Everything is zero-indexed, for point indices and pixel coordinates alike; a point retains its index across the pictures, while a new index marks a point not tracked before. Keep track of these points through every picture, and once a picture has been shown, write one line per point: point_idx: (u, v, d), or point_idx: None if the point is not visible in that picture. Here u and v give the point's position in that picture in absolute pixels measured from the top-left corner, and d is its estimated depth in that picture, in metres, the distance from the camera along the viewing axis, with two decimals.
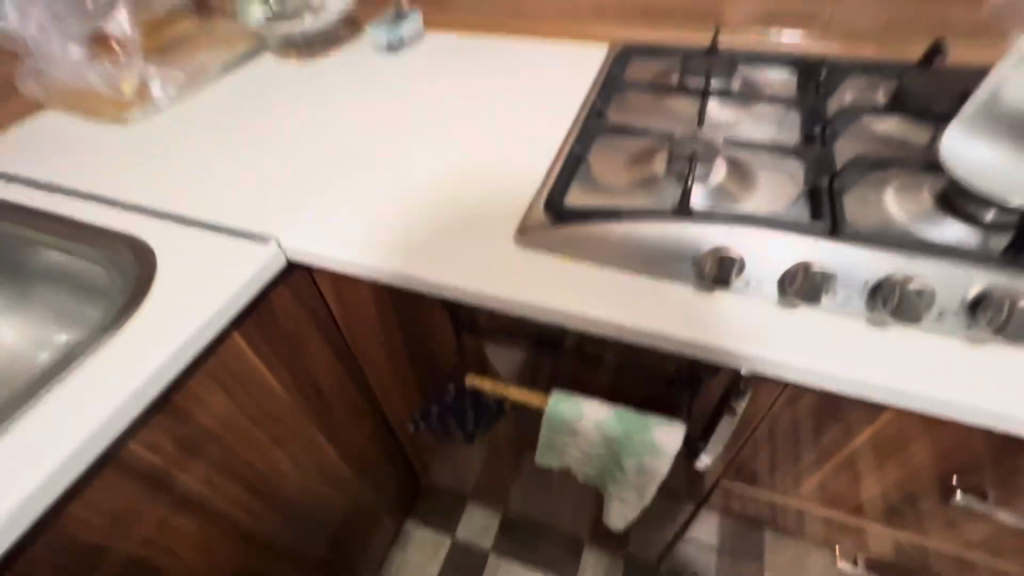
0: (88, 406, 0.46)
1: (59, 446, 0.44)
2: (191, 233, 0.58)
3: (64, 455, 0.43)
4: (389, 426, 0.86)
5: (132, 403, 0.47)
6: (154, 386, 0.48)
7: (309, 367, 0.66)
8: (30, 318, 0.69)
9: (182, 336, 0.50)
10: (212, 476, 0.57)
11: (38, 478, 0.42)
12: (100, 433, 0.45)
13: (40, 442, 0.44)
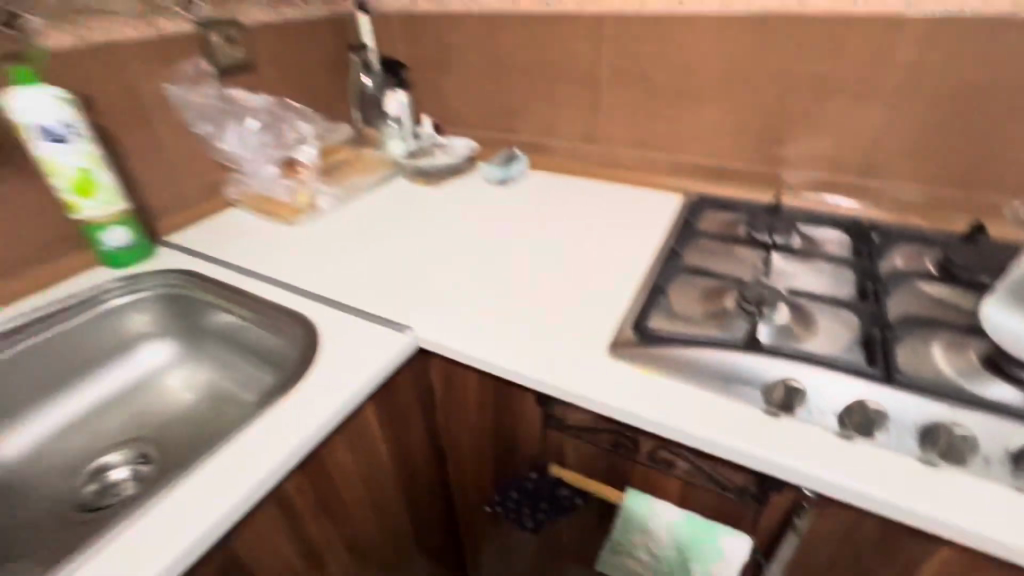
0: (272, 445, 0.57)
1: (245, 480, 0.54)
2: (343, 317, 0.73)
3: (252, 483, 0.53)
4: (451, 504, 0.94)
5: (303, 446, 0.58)
6: (318, 437, 0.59)
7: (407, 440, 0.77)
8: (194, 367, 0.84)
9: (342, 398, 0.62)
10: (324, 531, 0.65)
11: (232, 499, 0.52)
12: (279, 469, 0.55)
13: (225, 481, 0.53)
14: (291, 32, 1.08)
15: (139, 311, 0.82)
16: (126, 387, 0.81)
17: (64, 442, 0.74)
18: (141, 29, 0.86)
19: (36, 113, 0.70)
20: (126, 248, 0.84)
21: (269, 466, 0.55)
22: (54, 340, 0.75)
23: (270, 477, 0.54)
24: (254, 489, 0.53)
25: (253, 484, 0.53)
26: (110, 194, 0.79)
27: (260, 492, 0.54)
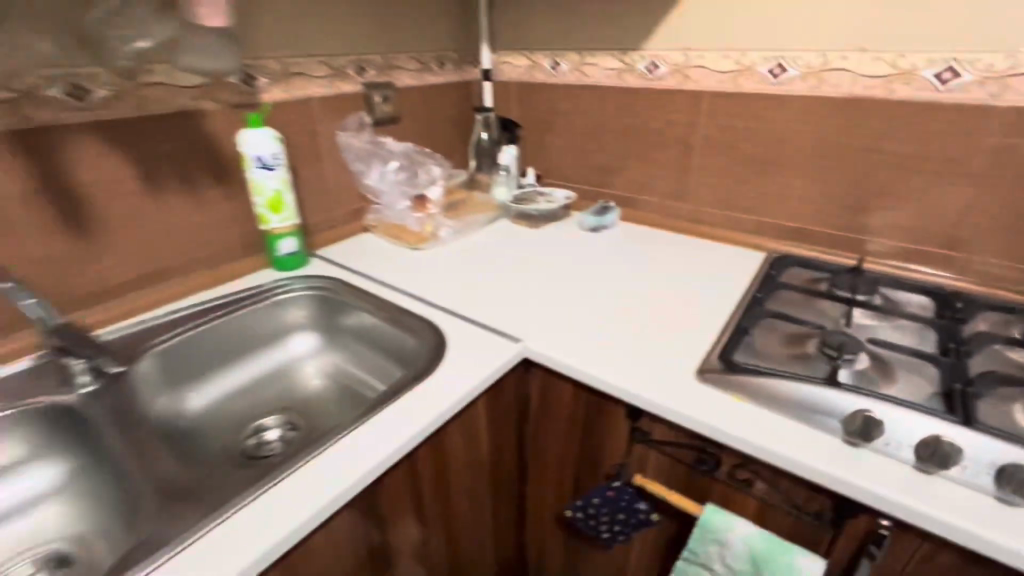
0: (413, 415, 0.69)
1: (395, 439, 0.66)
2: (463, 325, 0.87)
3: (401, 441, 0.66)
4: (524, 510, 1.02)
5: (437, 418, 0.70)
6: (448, 413, 0.71)
7: (502, 440, 0.87)
8: (330, 357, 1.00)
9: (466, 386, 0.74)
10: (434, 505, 0.76)
11: (387, 450, 0.64)
12: (420, 433, 0.67)
13: (380, 437, 0.66)
14: (429, 94, 1.30)
15: (296, 306, 0.99)
16: (276, 367, 0.97)
17: (231, 405, 0.90)
18: (328, 88, 1.08)
19: (255, 148, 0.91)
20: (293, 254, 1.04)
21: (413, 430, 0.67)
22: (236, 321, 0.92)
23: (413, 438, 0.67)
24: (402, 445, 0.65)
25: (402, 441, 0.66)
26: (291, 211, 1.00)
27: (404, 449, 0.66)
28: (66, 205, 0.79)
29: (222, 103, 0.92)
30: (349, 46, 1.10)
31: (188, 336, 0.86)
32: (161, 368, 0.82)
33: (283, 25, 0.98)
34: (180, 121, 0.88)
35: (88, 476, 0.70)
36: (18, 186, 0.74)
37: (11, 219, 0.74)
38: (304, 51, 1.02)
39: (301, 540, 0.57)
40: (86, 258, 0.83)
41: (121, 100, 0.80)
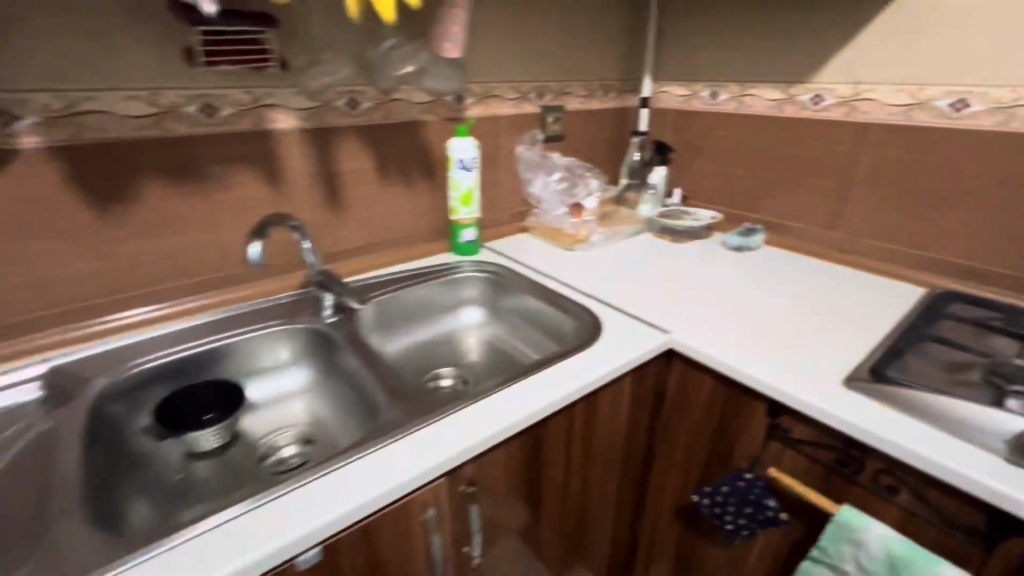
0: (582, 371, 0.82)
1: (569, 384, 0.78)
2: (616, 315, 0.99)
3: (573, 386, 0.78)
4: (642, 495, 1.10)
5: (601, 376, 0.82)
6: (609, 374, 0.83)
7: (637, 421, 0.97)
8: (493, 330, 1.18)
9: (623, 358, 0.85)
10: (577, 460, 0.88)
11: (562, 391, 0.77)
12: (589, 385, 0.79)
13: (556, 381, 0.79)
14: (592, 117, 1.46)
15: (471, 284, 1.19)
16: (450, 331, 1.18)
17: (417, 354, 1.11)
18: (515, 108, 1.28)
19: (458, 153, 1.13)
20: (470, 243, 1.23)
21: (582, 382, 0.79)
22: (428, 288, 1.14)
23: (582, 387, 0.79)
24: (574, 390, 0.78)
25: (575, 387, 0.78)
26: (476, 206, 1.20)
27: (575, 395, 0.78)
28: (330, 186, 1.05)
29: (440, 117, 1.16)
30: (536, 75, 1.29)
31: (395, 294, 1.09)
32: (376, 315, 1.06)
33: (492, 57, 1.19)
34: (410, 128, 1.12)
35: (329, 382, 0.94)
36: (307, 169, 1.01)
37: (299, 192, 1.01)
38: (503, 77, 1.23)
39: (489, 449, 0.70)
40: (334, 227, 1.08)
41: (378, 110, 1.06)
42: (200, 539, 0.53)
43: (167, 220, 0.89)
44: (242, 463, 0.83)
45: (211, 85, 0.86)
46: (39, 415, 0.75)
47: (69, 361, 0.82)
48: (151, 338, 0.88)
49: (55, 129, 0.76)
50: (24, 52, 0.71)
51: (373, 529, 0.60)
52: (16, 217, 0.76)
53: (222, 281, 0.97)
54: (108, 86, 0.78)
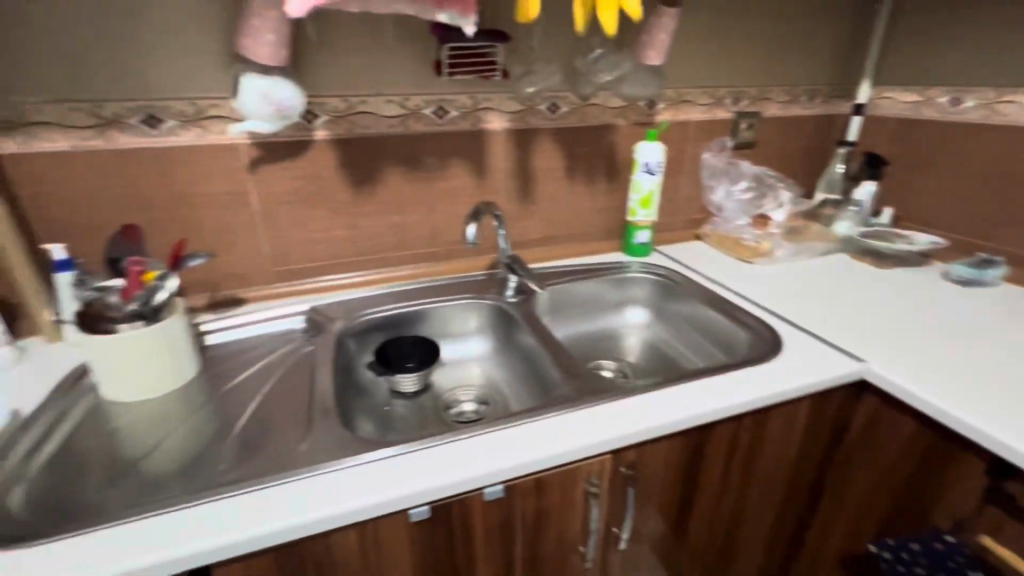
0: (761, 383, 0.80)
1: (746, 394, 0.77)
2: (800, 334, 0.93)
3: (752, 398, 0.77)
4: (802, 536, 1.01)
5: (782, 393, 0.79)
6: (790, 392, 0.80)
7: (808, 451, 0.90)
8: (658, 333, 1.20)
9: (808, 379, 0.81)
10: (736, 475, 0.85)
11: (739, 399, 0.76)
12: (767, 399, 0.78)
13: (734, 389, 0.78)
14: (792, 124, 1.37)
15: (641, 284, 1.21)
16: (616, 327, 1.22)
17: (581, 343, 1.18)
18: (707, 114, 1.27)
19: (645, 156, 1.16)
20: (643, 244, 1.25)
21: (761, 394, 0.78)
22: (599, 283, 1.19)
23: (760, 400, 0.77)
24: (751, 401, 0.77)
25: (752, 398, 0.77)
26: (654, 210, 1.22)
27: (750, 405, 0.77)
28: (524, 180, 1.17)
29: (630, 121, 1.21)
30: (735, 80, 1.26)
31: (569, 284, 1.16)
32: (549, 301, 1.15)
33: (692, 63, 1.20)
34: (602, 132, 1.19)
35: (507, 354, 1.06)
36: (508, 164, 1.14)
37: (498, 185, 1.15)
38: (699, 83, 1.23)
39: (653, 439, 0.73)
40: (522, 217, 1.20)
41: (575, 114, 1.15)
42: (417, 454, 0.65)
43: (398, 201, 1.09)
44: (431, 408, 0.99)
45: (446, 92, 1.03)
46: (303, 340, 0.99)
47: (323, 304, 1.06)
48: (376, 294, 1.09)
49: (337, 125, 0.99)
50: (329, 67, 0.94)
51: (545, 482, 0.68)
52: (305, 191, 1.01)
53: (429, 255, 1.15)
54: (375, 92, 0.99)
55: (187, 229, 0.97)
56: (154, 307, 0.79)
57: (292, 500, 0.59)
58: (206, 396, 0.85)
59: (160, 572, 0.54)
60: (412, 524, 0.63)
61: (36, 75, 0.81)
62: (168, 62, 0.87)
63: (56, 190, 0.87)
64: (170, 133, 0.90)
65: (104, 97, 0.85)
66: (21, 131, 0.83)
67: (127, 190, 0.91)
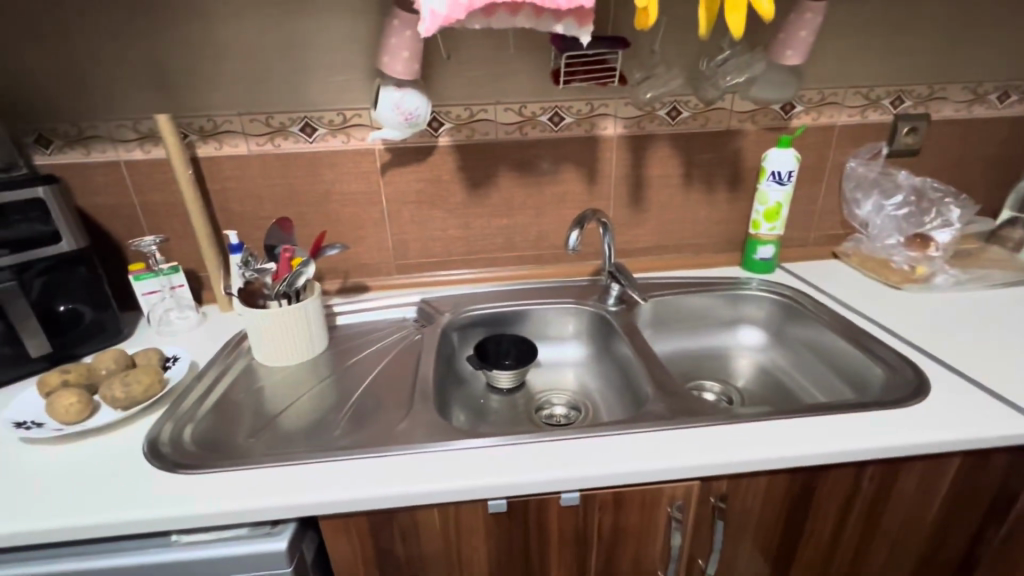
0: (894, 430, 0.69)
1: (872, 440, 0.68)
2: (955, 379, 0.78)
3: (879, 444, 0.67)
4: None
5: (921, 445, 0.68)
6: (931, 446, 0.68)
7: (957, 519, 0.76)
8: (776, 358, 1.09)
9: (959, 434, 0.68)
10: (854, 532, 0.75)
11: (862, 444, 0.67)
12: (897, 449, 0.67)
13: (857, 432, 0.69)
14: (972, 127, 1.15)
15: (760, 303, 1.11)
16: (726, 347, 1.13)
17: (685, 360, 1.12)
18: (857, 117, 1.12)
19: (775, 164, 1.06)
20: (767, 261, 1.15)
21: (890, 442, 0.67)
22: (710, 298, 1.12)
23: (889, 449, 0.67)
24: (877, 448, 0.67)
25: (879, 445, 0.67)
26: (781, 223, 1.12)
27: (876, 453, 0.68)
28: (636, 187, 1.14)
29: (760, 126, 1.11)
30: (897, 78, 1.09)
31: (675, 297, 1.11)
32: (652, 313, 1.11)
33: (840, 60, 1.07)
34: (726, 138, 1.12)
35: (603, 363, 1.06)
36: (620, 170, 1.12)
37: (609, 191, 1.14)
38: (850, 82, 1.09)
39: (749, 473, 0.68)
40: (632, 224, 1.17)
41: (696, 119, 1.09)
42: (500, 448, 0.68)
43: (509, 203, 1.13)
44: (524, 407, 1.02)
45: (562, 99, 1.05)
46: (413, 329, 1.09)
47: (433, 296, 1.14)
48: (482, 292, 1.15)
49: (459, 132, 1.06)
50: (454, 78, 1.02)
51: (624, 498, 0.66)
52: (426, 192, 1.10)
53: (535, 258, 1.18)
54: (495, 100, 1.04)
55: (328, 223, 1.11)
56: (297, 288, 0.93)
57: (385, 472, 0.66)
58: (330, 369, 0.97)
59: (278, 513, 0.63)
60: (489, 514, 0.66)
61: (228, 93, 1.00)
62: (324, 79, 1.01)
63: (235, 186, 1.07)
64: (321, 139, 1.05)
65: (275, 110, 1.02)
66: (215, 138, 1.03)
67: (286, 188, 1.08)
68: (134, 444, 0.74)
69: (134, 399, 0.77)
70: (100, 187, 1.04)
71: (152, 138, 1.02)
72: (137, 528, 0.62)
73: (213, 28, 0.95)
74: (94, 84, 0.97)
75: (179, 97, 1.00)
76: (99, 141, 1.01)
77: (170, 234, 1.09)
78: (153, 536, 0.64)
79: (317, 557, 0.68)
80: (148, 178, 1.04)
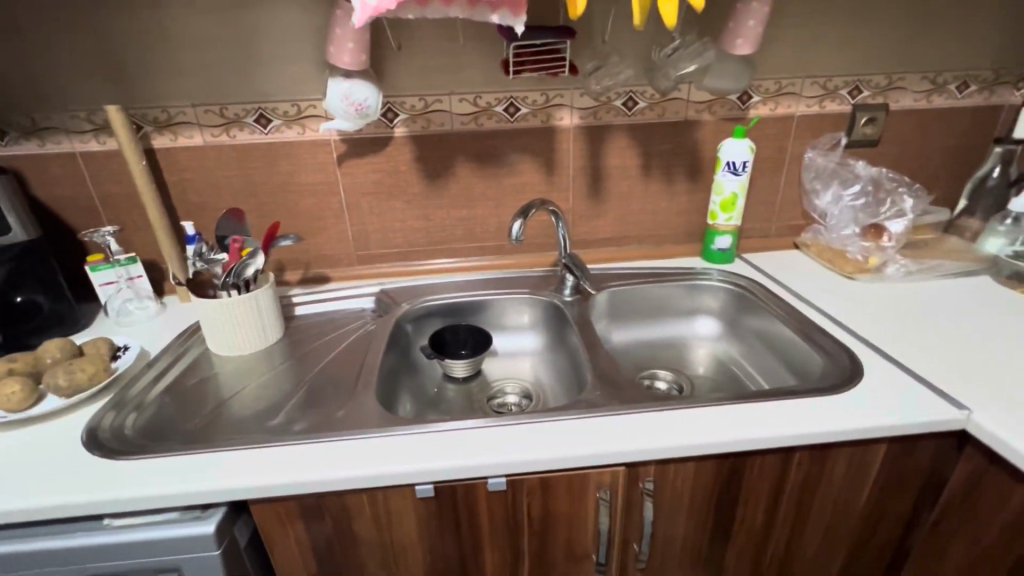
0: (819, 417, 0.70)
1: (798, 428, 0.68)
2: (890, 368, 0.79)
3: (805, 432, 0.68)
4: None
5: (845, 432, 0.68)
6: (856, 434, 0.69)
7: (889, 505, 0.77)
8: (730, 348, 1.10)
9: (884, 421, 0.69)
10: (785, 516, 0.76)
11: (788, 431, 0.68)
12: (820, 436, 0.68)
13: (783, 420, 0.69)
14: (932, 118, 1.15)
15: (716, 294, 1.12)
16: (683, 337, 1.14)
17: (641, 350, 1.12)
18: (815, 108, 1.12)
19: (729, 154, 1.06)
20: (724, 251, 1.15)
21: (815, 429, 0.68)
22: (668, 289, 1.12)
23: (812, 436, 0.68)
24: (801, 435, 0.68)
25: (803, 432, 0.68)
26: (738, 214, 1.12)
27: (800, 440, 0.68)
28: (595, 179, 1.14)
29: (717, 117, 1.11)
30: (853, 68, 1.09)
31: (632, 288, 1.11)
32: (609, 304, 1.11)
33: (795, 50, 1.07)
34: (684, 128, 1.12)
35: (558, 354, 1.07)
36: (577, 161, 1.12)
37: (567, 182, 1.14)
38: (806, 72, 1.09)
39: (676, 459, 0.69)
40: (591, 214, 1.18)
41: (653, 110, 1.09)
42: (430, 435, 0.69)
43: (467, 194, 1.13)
44: (478, 396, 1.03)
45: (517, 90, 1.05)
46: (371, 319, 1.10)
47: (393, 287, 1.15)
48: (442, 282, 1.16)
49: (414, 123, 1.06)
50: (407, 69, 1.02)
51: (551, 483, 0.68)
52: (384, 183, 1.11)
53: (495, 249, 1.19)
54: (450, 91, 1.04)
55: (287, 214, 1.12)
56: (246, 279, 0.94)
57: (314, 459, 0.67)
58: (284, 359, 0.98)
59: (206, 498, 0.64)
60: (418, 499, 0.67)
61: (182, 84, 1.00)
62: (277, 70, 1.01)
63: (192, 177, 1.07)
64: (276, 130, 1.05)
65: (229, 101, 1.02)
66: (170, 129, 1.03)
67: (243, 179, 1.08)
68: (74, 432, 0.75)
69: (78, 386, 0.78)
70: (57, 178, 1.04)
71: (107, 129, 1.02)
72: (69, 512, 0.64)
73: (164, 19, 0.96)
74: (47, 75, 0.97)
75: (132, 89, 1.00)
76: (53, 132, 1.01)
77: (129, 226, 1.09)
78: (84, 520, 0.65)
79: (252, 540, 0.70)
80: (104, 169, 1.05)
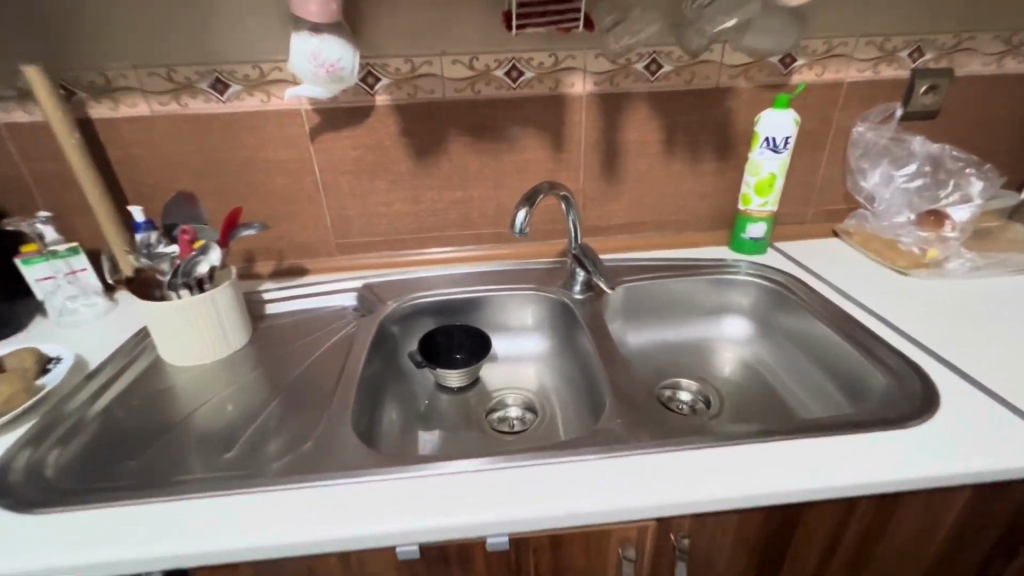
0: (891, 461, 0.57)
1: (868, 474, 0.55)
2: (971, 394, 0.66)
3: (876, 480, 0.55)
4: None
5: (924, 479, 0.56)
6: (938, 480, 0.56)
7: (962, 550, 0.65)
8: (762, 353, 0.96)
9: (972, 465, 0.56)
10: (840, 566, 0.64)
11: (856, 479, 0.55)
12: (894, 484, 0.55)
13: (849, 463, 0.56)
14: (1003, 85, 0.99)
15: (746, 290, 0.98)
16: (707, 338, 1.00)
17: (660, 354, 0.99)
18: (868, 73, 0.96)
19: (769, 128, 0.91)
20: (757, 240, 1.01)
21: (889, 476, 0.55)
22: (692, 285, 0.98)
23: (885, 485, 0.55)
24: (872, 484, 0.55)
25: (874, 481, 0.55)
26: (774, 197, 0.97)
27: (870, 490, 0.56)
28: (610, 156, 0.99)
29: (754, 83, 0.95)
30: (916, 24, 0.93)
31: (651, 283, 0.97)
32: (624, 301, 0.97)
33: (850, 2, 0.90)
34: (714, 97, 0.96)
35: (566, 359, 0.93)
36: (590, 135, 0.97)
37: (578, 159, 0.98)
38: (862, 30, 0.92)
39: (717, 511, 0.56)
40: (605, 197, 1.02)
41: (679, 74, 0.93)
42: (412, 480, 0.56)
43: (462, 173, 0.98)
44: (475, 408, 0.90)
45: (520, 50, 0.89)
46: (352, 319, 0.96)
47: (378, 281, 1.01)
48: (434, 275, 1.02)
49: (399, 89, 0.90)
50: (388, 24, 0.85)
51: (563, 541, 0.55)
52: (364, 160, 0.95)
53: (494, 236, 1.04)
54: (441, 51, 0.88)
55: (253, 196, 0.96)
56: (198, 278, 0.79)
57: (269, 513, 0.54)
58: (250, 367, 0.85)
59: (133, 566, 0.52)
60: (400, 561, 0.55)
61: (119, 42, 0.84)
62: (233, 24, 0.84)
63: (140, 154, 0.91)
64: (236, 98, 0.89)
65: (177, 62, 0.85)
66: (109, 96, 0.87)
67: (199, 157, 0.92)
68: None
69: None
70: None
71: (32, 97, 0.86)
72: None
73: None
74: None
75: (60, 47, 0.83)
76: None
77: (70, 210, 0.94)
78: None
79: None
80: (34, 144, 0.89)
